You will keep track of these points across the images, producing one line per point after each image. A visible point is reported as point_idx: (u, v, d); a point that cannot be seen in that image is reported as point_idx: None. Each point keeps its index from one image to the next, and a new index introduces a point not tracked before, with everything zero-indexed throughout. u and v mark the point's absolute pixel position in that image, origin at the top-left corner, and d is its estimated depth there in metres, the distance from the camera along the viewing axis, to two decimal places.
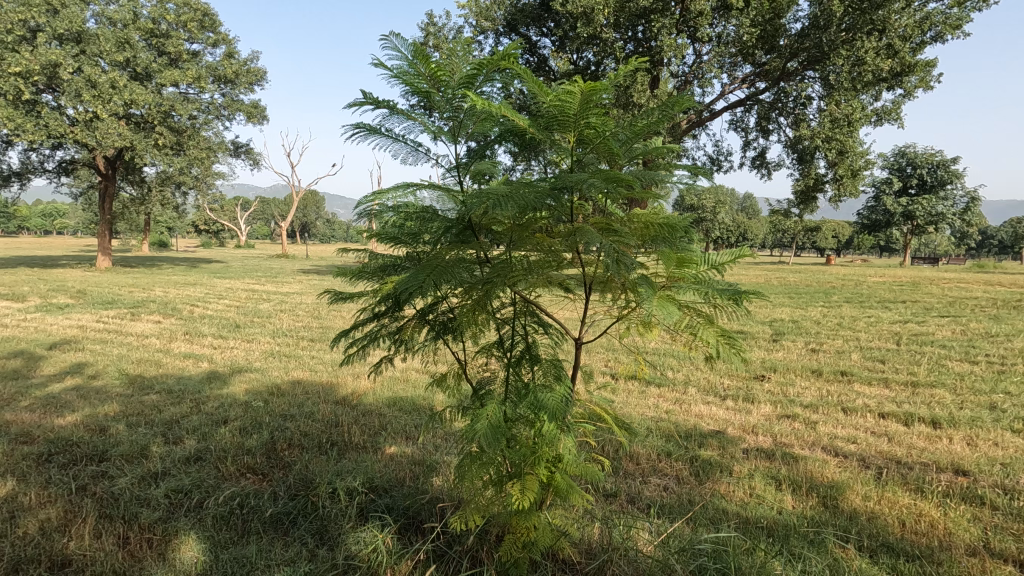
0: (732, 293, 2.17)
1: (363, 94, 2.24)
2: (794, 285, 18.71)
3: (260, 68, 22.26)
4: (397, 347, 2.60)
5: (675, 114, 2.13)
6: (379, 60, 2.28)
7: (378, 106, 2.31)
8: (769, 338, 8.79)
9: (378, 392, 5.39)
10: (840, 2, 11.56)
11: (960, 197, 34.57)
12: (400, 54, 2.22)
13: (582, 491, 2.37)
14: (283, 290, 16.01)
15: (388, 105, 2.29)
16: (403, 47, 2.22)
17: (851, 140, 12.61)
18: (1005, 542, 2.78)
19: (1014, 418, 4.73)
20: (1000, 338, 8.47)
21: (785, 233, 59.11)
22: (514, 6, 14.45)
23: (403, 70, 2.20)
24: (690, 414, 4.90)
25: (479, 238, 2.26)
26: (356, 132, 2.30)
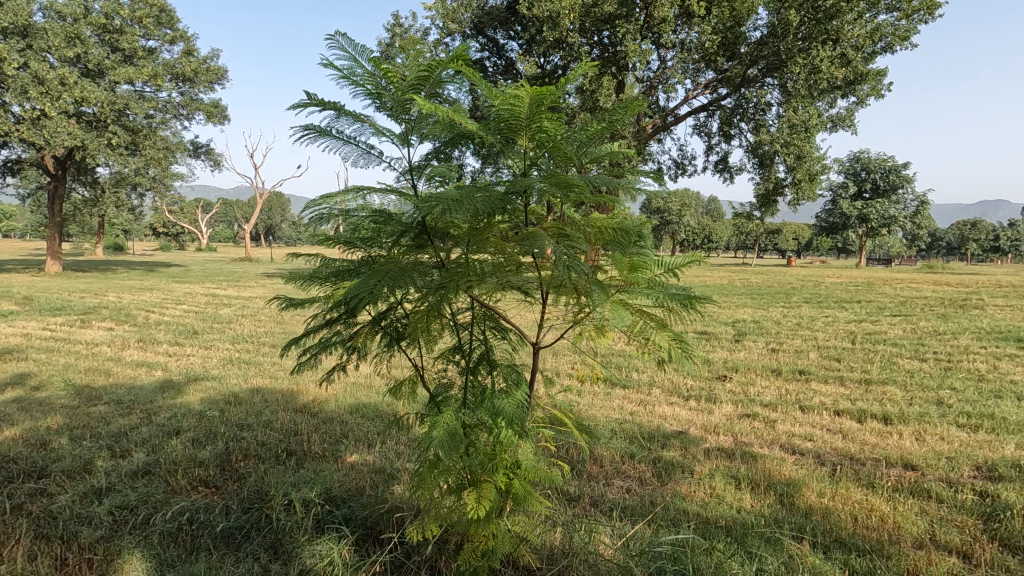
0: (683, 298, 2.20)
1: (308, 95, 2.19)
2: (756, 287, 19.23)
3: (220, 66, 21.66)
4: (349, 355, 2.53)
5: (631, 117, 2.13)
6: (327, 60, 2.25)
7: (325, 107, 2.26)
8: (731, 339, 9.01)
9: (340, 399, 5.29)
10: (796, 11, 11.86)
11: (910, 200, 36.19)
12: (349, 55, 2.19)
13: (541, 497, 2.36)
14: (244, 294, 15.56)
15: (335, 107, 2.25)
16: (350, 47, 2.19)
17: (807, 145, 13.15)
18: (950, 534, 2.90)
19: (959, 413, 4.96)
20: (948, 336, 8.86)
21: (748, 235, 60.68)
22: (481, 9, 14.46)
23: (351, 71, 2.17)
24: (654, 415, 4.98)
25: (435, 242, 2.23)
26: (303, 133, 2.25)
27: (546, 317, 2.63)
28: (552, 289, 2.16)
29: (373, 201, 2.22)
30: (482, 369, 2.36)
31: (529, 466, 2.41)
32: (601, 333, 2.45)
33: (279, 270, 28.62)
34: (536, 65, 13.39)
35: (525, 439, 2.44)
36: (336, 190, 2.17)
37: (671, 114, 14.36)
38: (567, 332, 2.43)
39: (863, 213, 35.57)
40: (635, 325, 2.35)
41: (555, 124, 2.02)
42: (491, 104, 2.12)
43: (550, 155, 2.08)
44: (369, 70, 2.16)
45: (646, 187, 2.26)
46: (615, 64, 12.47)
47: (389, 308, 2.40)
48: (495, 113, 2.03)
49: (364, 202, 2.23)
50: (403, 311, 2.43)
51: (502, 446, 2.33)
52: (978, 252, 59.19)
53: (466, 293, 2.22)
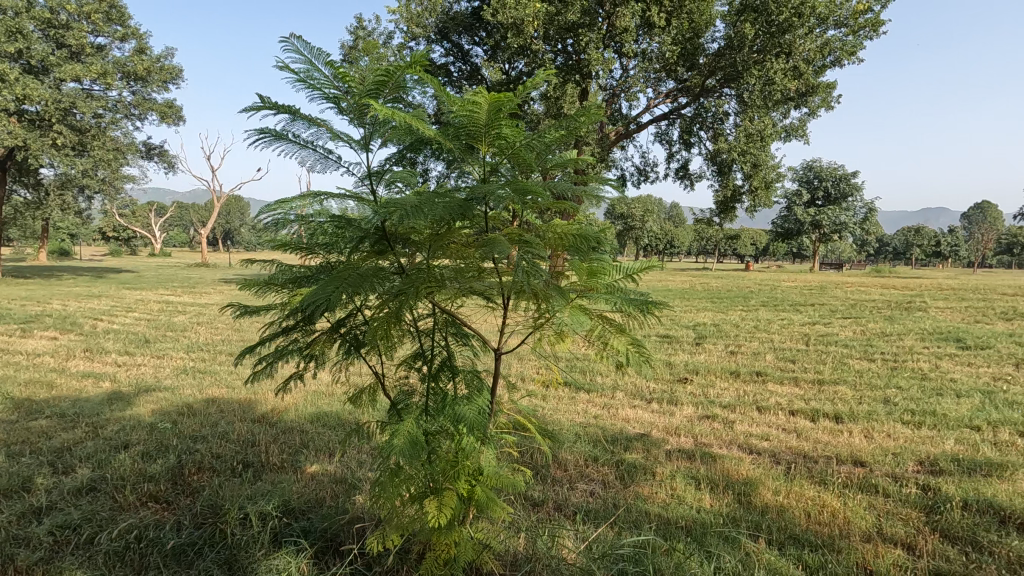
0: (641, 303, 2.23)
1: (261, 98, 2.14)
2: (716, 291, 19.78)
3: (175, 65, 20.99)
4: (307, 363, 2.47)
5: (588, 124, 2.16)
6: (281, 63, 2.20)
7: (279, 111, 2.22)
8: (692, 342, 9.21)
9: (301, 408, 5.16)
10: (752, 24, 12.25)
11: (859, 207, 38.00)
12: (303, 58, 2.15)
13: (503, 503, 2.35)
14: (200, 301, 15.04)
15: (290, 110, 2.20)
16: (305, 50, 2.16)
17: (763, 153, 13.66)
18: (895, 527, 3.03)
19: (905, 411, 5.20)
20: (894, 337, 9.33)
21: (708, 240, 62.25)
22: (445, 14, 14.42)
23: (307, 73, 2.14)
24: (617, 418, 5.04)
25: (396, 247, 2.21)
26: (258, 137, 2.20)
27: (508, 323, 2.63)
28: (513, 295, 2.16)
29: (330, 206, 2.20)
30: (444, 375, 2.35)
31: (491, 472, 2.39)
32: (561, 339, 2.47)
33: (238, 276, 27.82)
34: (501, 71, 13.44)
35: (487, 445, 2.43)
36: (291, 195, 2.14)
37: (633, 122, 14.63)
38: (527, 338, 2.43)
39: (816, 219, 37.06)
40: (593, 330, 2.38)
41: (514, 130, 2.03)
42: (450, 109, 2.11)
43: (510, 162, 2.09)
44: (325, 74, 2.13)
45: (607, 195, 2.29)
46: (579, 72, 12.62)
47: (348, 314, 2.36)
48: (453, 119, 2.02)
49: (321, 207, 2.21)
50: (362, 319, 2.40)
51: (465, 452, 2.32)
52: (921, 256, 62.40)
53: (426, 300, 2.20)
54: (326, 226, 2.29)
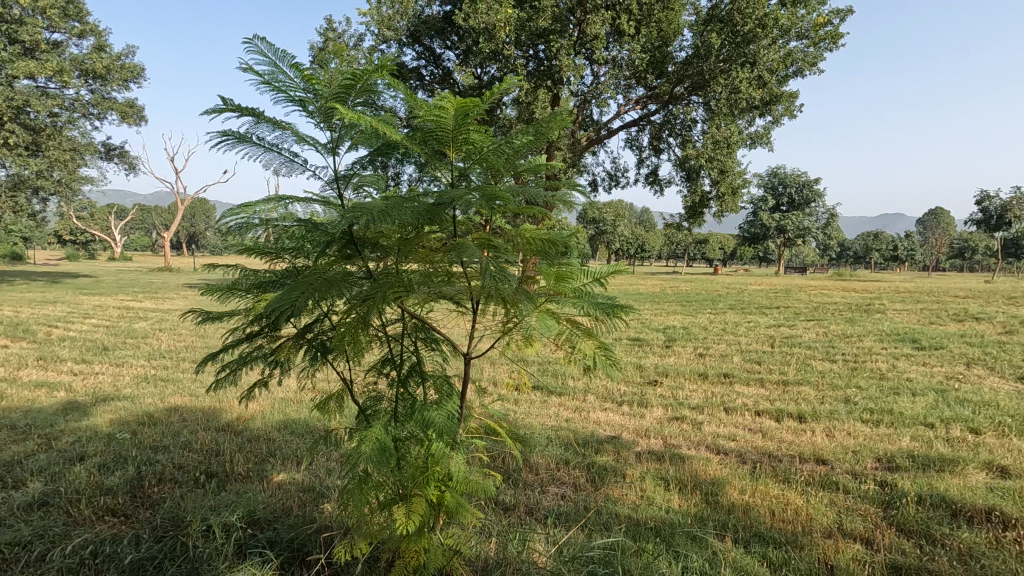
0: (607, 307, 2.26)
1: (224, 100, 2.10)
2: (685, 294, 20.13)
3: (137, 64, 20.36)
4: (272, 370, 2.41)
5: (556, 131, 2.18)
6: (245, 65, 2.16)
7: (242, 113, 2.17)
8: (662, 344, 9.36)
9: (267, 415, 5.05)
10: (718, 34, 12.54)
11: (821, 213, 39.33)
12: (268, 59, 2.12)
13: (473, 508, 2.34)
14: (162, 307, 14.59)
15: (253, 112, 2.16)
16: (270, 51, 2.12)
17: (729, 160, 14.01)
18: (855, 523, 3.13)
19: (864, 410, 5.39)
20: (853, 339, 9.65)
21: (678, 244, 63.43)
22: (417, 17, 14.34)
23: (272, 75, 2.10)
24: (589, 421, 5.09)
25: (364, 252, 2.18)
26: (221, 140, 2.15)
27: (478, 327, 2.62)
28: (482, 299, 2.15)
29: (295, 210, 2.17)
30: (412, 381, 2.33)
31: (462, 477, 2.37)
32: (530, 343, 2.48)
33: (202, 281, 27.10)
34: (473, 76, 13.43)
35: (457, 451, 2.41)
36: (255, 199, 2.11)
37: (604, 128, 14.79)
38: (497, 342, 2.43)
39: (781, 225, 38.15)
40: (562, 333, 2.39)
41: (482, 136, 2.02)
42: (418, 114, 2.10)
43: (479, 168, 2.09)
44: (291, 77, 2.10)
45: (576, 200, 2.31)
46: (550, 78, 12.70)
47: (315, 320, 2.31)
48: (421, 124, 2.02)
49: (284, 211, 2.18)
50: (330, 324, 2.36)
51: (434, 458, 2.30)
52: (880, 260, 64.75)
53: (394, 305, 2.18)
54: (291, 230, 2.26)
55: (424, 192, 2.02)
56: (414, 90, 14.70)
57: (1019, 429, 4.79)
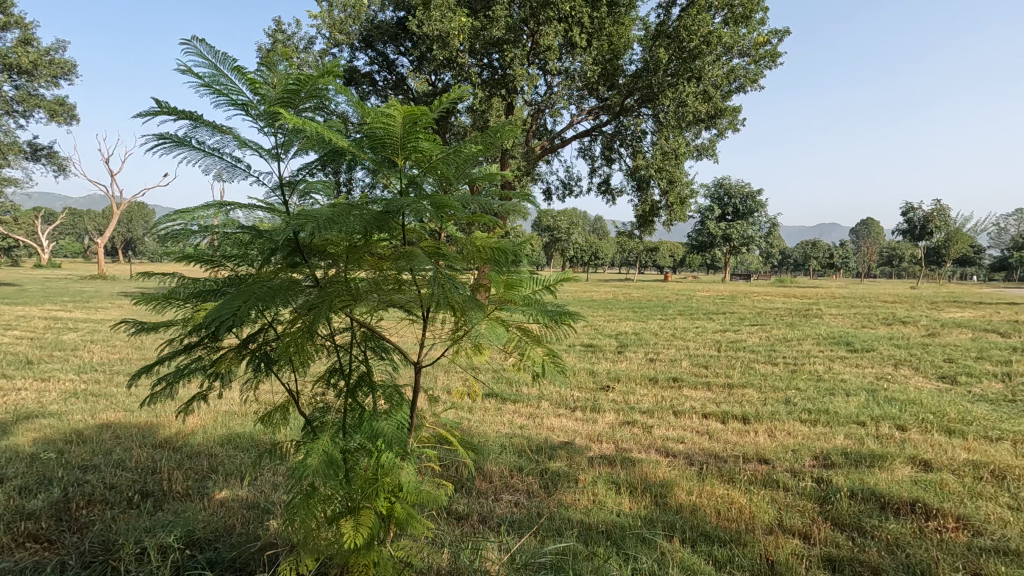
0: (556, 314, 2.29)
1: (158, 102, 2.01)
2: (637, 300, 20.64)
3: (69, 60, 19.26)
4: (211, 382, 2.30)
5: (505, 141, 2.20)
6: (182, 66, 2.08)
7: (179, 116, 2.09)
8: (615, 350, 9.54)
9: (209, 430, 4.83)
10: (665, 50, 12.95)
11: (763, 223, 41.19)
12: (207, 61, 2.05)
13: (424, 519, 2.30)
14: (94, 317, 13.74)
15: (191, 116, 2.08)
16: (209, 54, 2.06)
17: (677, 171, 14.50)
18: (793, 519, 3.27)
19: (802, 410, 5.65)
20: (793, 342, 10.12)
21: (630, 251, 64.93)
22: (370, 22, 14.18)
23: (211, 78, 2.03)
24: (542, 427, 5.12)
25: (310, 260, 2.13)
26: (156, 144, 2.06)
27: (428, 336, 2.59)
28: (432, 308, 2.14)
29: (236, 216, 2.10)
30: (361, 391, 2.28)
31: (413, 488, 2.32)
32: (479, 351, 2.47)
33: (138, 289, 25.75)
34: (427, 82, 13.36)
35: (407, 460, 2.37)
36: (195, 205, 2.03)
37: (557, 137, 15.00)
38: (446, 351, 2.42)
39: (727, 233, 39.74)
40: (511, 341, 2.40)
41: (432, 144, 2.02)
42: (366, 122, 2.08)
43: (428, 176, 2.08)
44: (232, 80, 2.04)
45: (527, 209, 2.34)
46: (504, 87, 12.81)
47: (258, 330, 2.23)
48: (367, 131, 1.99)
49: (226, 216, 2.10)
50: (274, 334, 2.28)
51: (384, 469, 2.25)
52: (817, 268, 68.22)
53: (342, 313, 2.14)
54: (232, 236, 2.18)
55: (372, 200, 2.00)
56: (366, 95, 14.49)
57: (940, 424, 5.14)
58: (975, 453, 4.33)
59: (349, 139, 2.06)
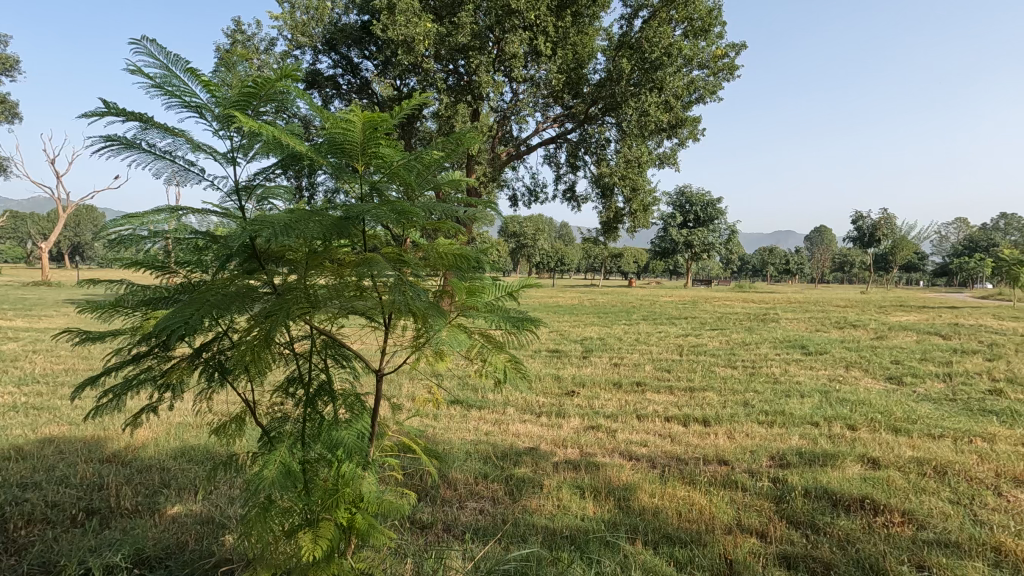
0: (518, 321, 2.30)
1: (104, 102, 1.93)
2: (602, 306, 20.91)
3: (11, 55, 18.34)
4: (162, 393, 2.21)
5: (467, 148, 2.20)
6: (131, 66, 2.01)
7: (128, 118, 2.01)
8: (580, 355, 9.62)
9: (161, 442, 4.63)
10: (628, 60, 13.21)
11: (723, 230, 42.40)
12: (158, 61, 1.98)
13: (385, 529, 2.25)
14: (35, 326, 13.03)
15: (140, 117, 2.01)
16: (160, 54, 1.99)
17: (640, 179, 14.79)
18: (751, 518, 3.36)
19: (760, 412, 5.82)
20: (752, 346, 10.43)
21: (595, 257, 65.76)
22: (333, 25, 13.99)
23: (162, 78, 1.97)
24: (508, 433, 5.11)
25: (267, 266, 2.08)
26: (102, 146, 1.98)
27: (389, 343, 2.55)
28: (393, 314, 2.11)
29: (190, 221, 2.03)
30: (320, 400, 2.23)
31: (374, 498, 2.28)
32: (441, 358, 2.45)
33: (86, 296, 24.61)
34: (392, 87, 13.25)
35: (368, 470, 2.33)
36: (145, 210, 1.95)
37: (523, 144, 15.07)
38: (408, 358, 2.39)
39: (689, 239, 40.74)
40: (473, 348, 2.39)
41: (392, 150, 2.00)
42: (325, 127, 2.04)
43: (389, 182, 2.06)
44: (185, 81, 1.98)
45: (490, 217, 2.35)
46: (470, 93, 12.81)
47: (212, 338, 2.16)
48: (326, 135, 1.96)
49: (178, 222, 2.03)
50: (229, 343, 2.22)
51: (344, 479, 2.20)
52: (774, 274, 70.56)
53: (301, 320, 2.10)
54: (185, 242, 2.11)
55: (332, 206, 1.97)
56: (330, 99, 14.26)
57: (887, 424, 5.37)
58: (919, 451, 4.55)
59: (309, 145, 2.03)
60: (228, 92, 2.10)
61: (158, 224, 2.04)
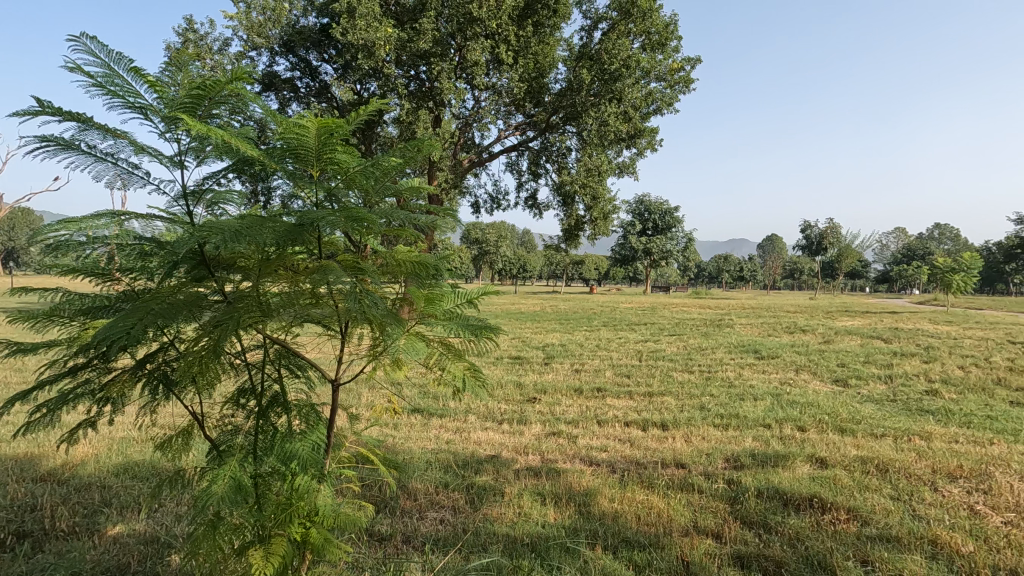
0: (477, 328, 2.29)
1: (38, 101, 1.83)
2: (563, 312, 21.06)
3: None
4: (101, 406, 2.10)
5: (425, 155, 2.18)
6: (69, 64, 1.91)
7: (65, 118, 1.91)
8: (541, 362, 9.68)
9: (103, 459, 4.39)
10: (588, 71, 13.46)
11: (680, 238, 43.57)
12: (99, 60, 1.90)
13: (341, 543, 2.19)
14: None
15: (78, 117, 1.91)
16: (101, 52, 1.91)
17: (600, 187, 15.02)
18: (707, 520, 3.44)
19: (715, 415, 5.98)
20: (708, 351, 10.72)
21: (557, 264, 66.37)
22: (291, 27, 13.71)
23: (102, 77, 1.88)
24: (469, 441, 5.08)
25: (217, 273, 2.01)
26: (35, 147, 1.87)
27: (346, 352, 2.49)
28: (350, 323, 2.07)
29: (133, 226, 1.95)
30: (273, 411, 2.16)
31: (330, 511, 2.21)
32: (399, 367, 2.41)
33: (20, 306, 23.15)
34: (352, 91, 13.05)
35: (324, 482, 2.26)
36: (82, 214, 1.85)
37: (485, 151, 15.10)
38: (365, 367, 2.34)
39: (648, 247, 41.67)
40: (431, 356, 2.36)
41: (348, 155, 1.98)
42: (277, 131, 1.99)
43: (344, 187, 2.03)
44: (129, 81, 1.90)
45: (449, 224, 2.34)
46: (432, 99, 12.78)
47: (157, 348, 2.07)
48: (279, 140, 1.91)
49: (120, 227, 1.95)
50: (175, 354, 2.13)
51: (299, 493, 2.13)
52: (729, 280, 72.83)
53: (252, 329, 2.04)
54: (129, 248, 2.02)
55: (286, 212, 1.93)
56: (287, 102, 13.94)
57: (834, 424, 5.61)
58: (862, 450, 4.77)
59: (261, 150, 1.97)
60: (175, 93, 2.02)
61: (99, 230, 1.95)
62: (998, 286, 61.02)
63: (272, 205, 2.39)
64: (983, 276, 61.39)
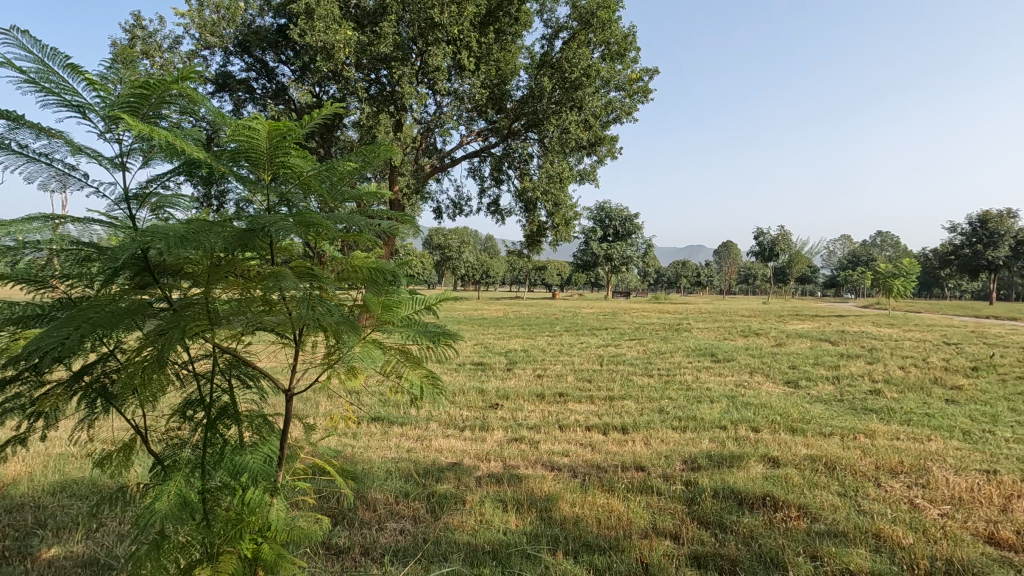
0: (434, 335, 2.27)
1: None
2: (526, 318, 21.15)
3: None
4: (32, 422, 1.97)
5: (381, 160, 2.15)
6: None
7: None
8: (504, 367, 9.68)
9: (37, 477, 4.12)
10: (549, 79, 13.61)
11: (640, 244, 44.49)
12: (31, 55, 1.80)
13: (294, 558, 2.12)
14: None
15: (8, 114, 1.80)
16: (35, 47, 1.80)
17: (562, 194, 15.16)
18: (665, 521, 3.50)
19: (673, 417, 6.12)
20: (666, 355, 10.96)
21: (520, 269, 66.72)
22: (247, 26, 13.36)
23: (34, 72, 1.78)
24: (430, 449, 5.02)
25: (162, 280, 1.92)
26: None
27: (300, 360, 2.42)
28: (304, 331, 2.01)
29: (69, 231, 1.86)
30: (222, 423, 2.08)
31: (282, 526, 2.14)
32: (355, 375, 2.37)
33: None
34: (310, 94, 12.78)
35: (277, 496, 2.19)
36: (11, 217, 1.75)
37: (447, 157, 15.04)
38: (320, 376, 2.29)
39: (609, 253, 42.36)
40: (388, 364, 2.33)
41: (301, 159, 1.94)
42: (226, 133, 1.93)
43: (297, 191, 1.99)
44: (65, 78, 1.81)
45: (406, 230, 2.32)
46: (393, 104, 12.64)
47: (96, 360, 1.96)
48: (227, 142, 1.85)
49: (54, 231, 1.84)
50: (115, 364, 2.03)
51: (249, 507, 2.06)
52: (687, 285, 74.77)
53: (201, 338, 1.96)
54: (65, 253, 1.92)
55: (237, 217, 1.86)
56: (242, 103, 13.55)
57: (785, 425, 5.81)
58: (811, 448, 4.96)
59: (210, 151, 1.90)
60: (116, 92, 1.93)
61: (31, 234, 1.84)
62: (934, 289, 64.80)
63: (223, 209, 2.31)
64: (921, 281, 65.06)
